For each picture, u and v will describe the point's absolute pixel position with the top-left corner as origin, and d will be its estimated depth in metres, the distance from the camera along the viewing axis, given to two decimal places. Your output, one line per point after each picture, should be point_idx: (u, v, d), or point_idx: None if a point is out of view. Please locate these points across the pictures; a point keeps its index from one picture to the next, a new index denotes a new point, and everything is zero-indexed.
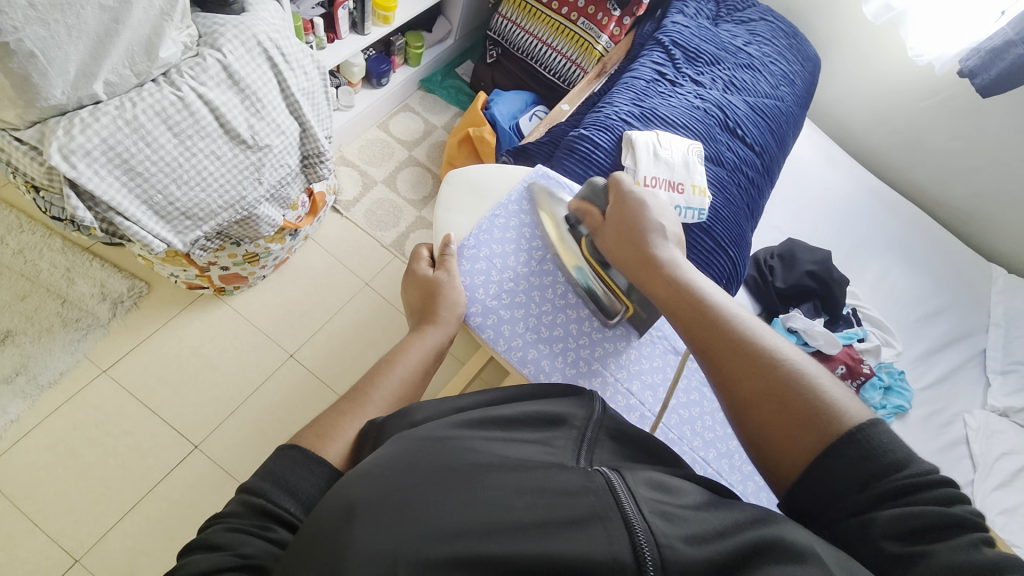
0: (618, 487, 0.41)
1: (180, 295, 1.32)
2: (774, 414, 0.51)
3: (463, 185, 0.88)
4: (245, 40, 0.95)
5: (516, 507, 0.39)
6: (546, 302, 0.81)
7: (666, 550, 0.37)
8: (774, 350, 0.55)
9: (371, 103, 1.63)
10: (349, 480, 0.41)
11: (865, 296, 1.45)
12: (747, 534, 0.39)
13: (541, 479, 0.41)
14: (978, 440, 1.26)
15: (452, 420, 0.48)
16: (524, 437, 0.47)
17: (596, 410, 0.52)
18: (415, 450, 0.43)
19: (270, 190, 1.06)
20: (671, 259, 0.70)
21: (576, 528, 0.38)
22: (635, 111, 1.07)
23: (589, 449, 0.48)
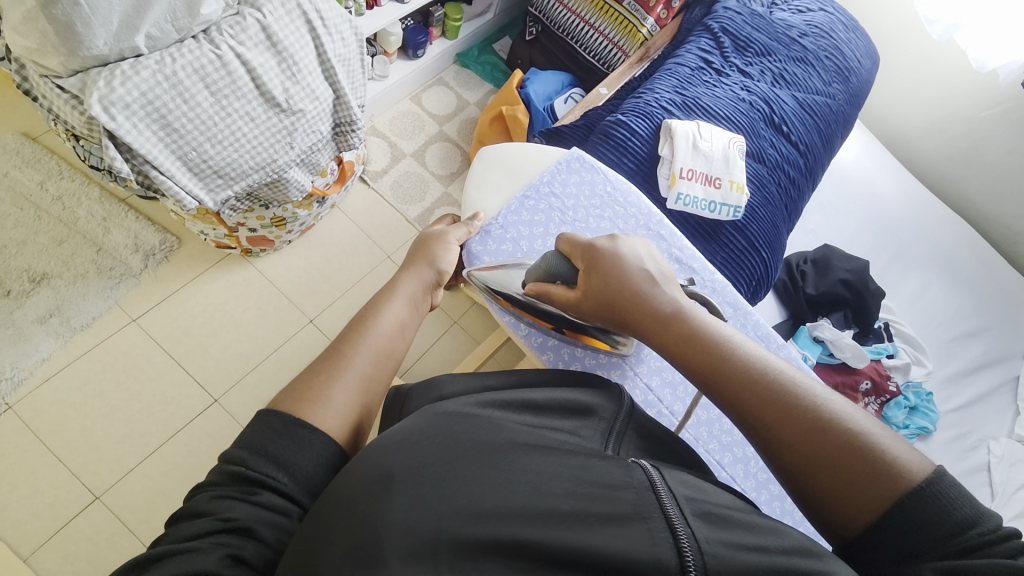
0: (659, 485, 0.38)
1: (208, 253, 1.35)
2: (831, 479, 0.46)
3: (494, 163, 0.86)
4: (286, 2, 0.94)
5: (553, 494, 0.37)
6: None
7: (710, 558, 0.34)
8: (812, 403, 0.50)
9: (405, 74, 1.61)
10: (377, 449, 0.41)
11: (900, 310, 1.39)
12: (787, 558, 0.36)
13: (579, 470, 0.39)
14: (1002, 469, 1.21)
15: (480, 399, 0.47)
16: (553, 424, 0.45)
17: (624, 405, 0.51)
18: (445, 424, 0.42)
19: (300, 156, 1.06)
20: (671, 301, 0.62)
21: (615, 523, 0.35)
22: (676, 99, 1.03)
23: (618, 441, 0.47)
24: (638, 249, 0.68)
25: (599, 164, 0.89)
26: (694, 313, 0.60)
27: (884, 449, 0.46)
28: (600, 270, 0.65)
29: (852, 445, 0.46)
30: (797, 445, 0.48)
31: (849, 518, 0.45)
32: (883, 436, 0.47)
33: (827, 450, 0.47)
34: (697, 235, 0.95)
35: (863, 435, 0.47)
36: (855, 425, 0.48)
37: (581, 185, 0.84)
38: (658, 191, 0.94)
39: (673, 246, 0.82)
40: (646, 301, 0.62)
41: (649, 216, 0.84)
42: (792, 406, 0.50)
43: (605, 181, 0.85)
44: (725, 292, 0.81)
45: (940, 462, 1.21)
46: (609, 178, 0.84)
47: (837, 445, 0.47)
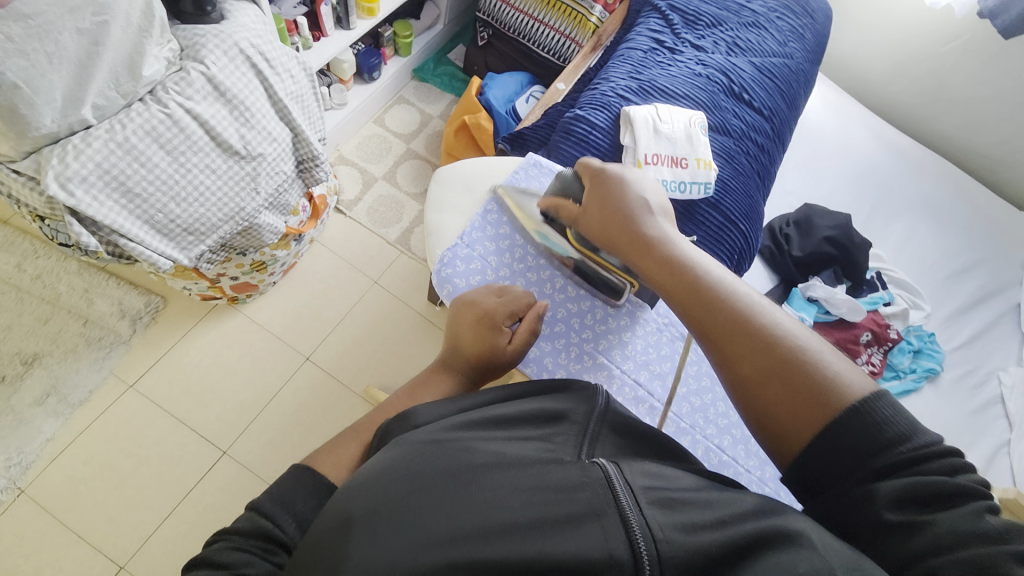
0: (614, 479, 0.38)
1: (194, 308, 1.34)
2: (779, 392, 0.49)
3: (450, 182, 0.85)
4: (228, 49, 0.93)
5: (513, 507, 0.36)
6: (544, 297, 0.77)
7: (659, 542, 0.35)
8: (774, 324, 0.52)
9: (364, 98, 1.60)
10: (344, 493, 0.40)
11: (892, 257, 1.38)
12: (748, 524, 0.36)
13: (538, 477, 0.38)
14: (1014, 398, 1.22)
15: (448, 422, 0.45)
16: (522, 434, 0.44)
17: (599, 404, 0.48)
18: (413, 455, 0.41)
19: (268, 199, 1.06)
20: (661, 235, 0.64)
21: (571, 524, 0.36)
22: (632, 85, 1.02)
23: (592, 444, 0.44)
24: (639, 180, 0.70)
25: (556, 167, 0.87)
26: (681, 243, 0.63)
27: (829, 367, 0.49)
28: (604, 196, 0.69)
29: (800, 361, 0.49)
30: (753, 358, 0.51)
31: (789, 432, 0.48)
32: (829, 352, 0.50)
33: (780, 367, 0.50)
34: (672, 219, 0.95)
35: (812, 354, 0.50)
36: (804, 343, 0.51)
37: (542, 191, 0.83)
38: None
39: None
40: (638, 225, 0.65)
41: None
42: (751, 324, 0.53)
43: None
44: None
45: (952, 402, 1.21)
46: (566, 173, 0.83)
47: (786, 358, 0.50)
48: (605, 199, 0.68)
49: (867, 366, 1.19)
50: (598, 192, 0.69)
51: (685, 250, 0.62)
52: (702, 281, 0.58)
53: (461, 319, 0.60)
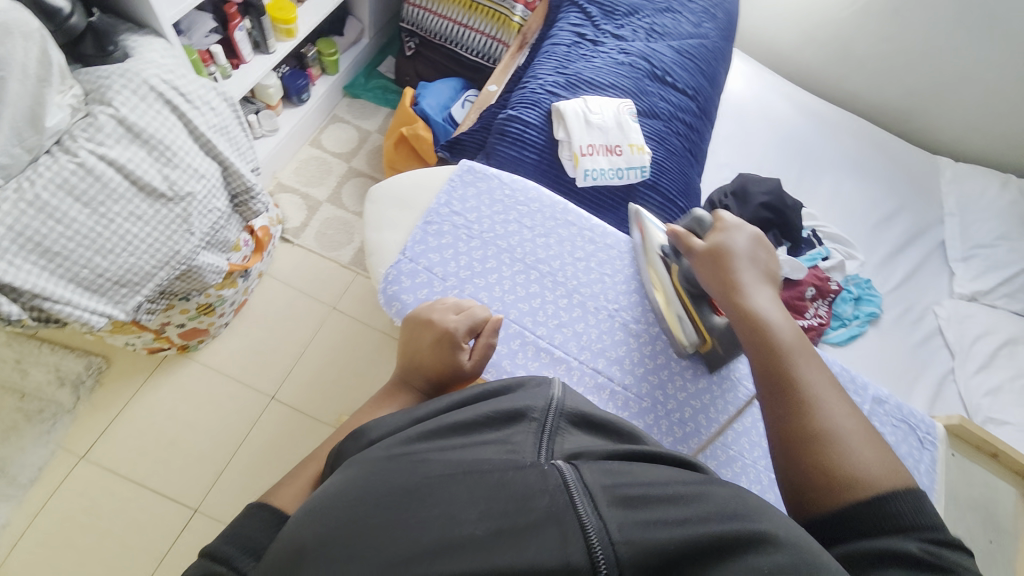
0: (576, 483, 0.36)
1: (142, 362, 1.27)
2: (812, 461, 0.51)
3: (385, 199, 0.83)
4: (137, 88, 0.89)
5: (467, 519, 0.34)
6: (495, 300, 0.76)
7: (619, 545, 0.33)
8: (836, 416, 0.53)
9: (296, 122, 1.55)
10: (297, 520, 0.38)
11: (824, 214, 1.47)
12: (711, 524, 0.35)
13: (492, 488, 0.36)
14: (950, 328, 1.33)
15: (406, 435, 0.45)
16: (481, 439, 0.43)
17: (556, 400, 0.48)
18: (366, 473, 0.39)
19: (205, 238, 1.00)
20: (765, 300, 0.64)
21: (527, 535, 0.33)
22: (560, 80, 1.04)
23: (551, 439, 0.43)
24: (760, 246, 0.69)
25: (491, 170, 0.87)
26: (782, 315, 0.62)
27: (871, 477, 0.49)
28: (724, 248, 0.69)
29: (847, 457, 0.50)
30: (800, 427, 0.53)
31: (811, 494, 0.50)
32: (866, 448, 0.51)
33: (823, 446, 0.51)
34: (614, 206, 0.98)
35: (861, 460, 0.50)
36: (850, 437, 0.51)
37: (479, 196, 0.83)
38: (567, 173, 0.96)
39: (585, 227, 0.84)
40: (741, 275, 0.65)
41: (554, 206, 0.84)
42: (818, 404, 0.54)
43: (501, 185, 0.84)
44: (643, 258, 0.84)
45: (895, 340, 1.30)
46: (502, 179, 0.84)
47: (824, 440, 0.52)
48: (723, 251, 0.68)
49: (815, 319, 1.26)
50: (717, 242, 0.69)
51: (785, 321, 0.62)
52: (784, 349, 0.59)
53: (418, 337, 0.57)
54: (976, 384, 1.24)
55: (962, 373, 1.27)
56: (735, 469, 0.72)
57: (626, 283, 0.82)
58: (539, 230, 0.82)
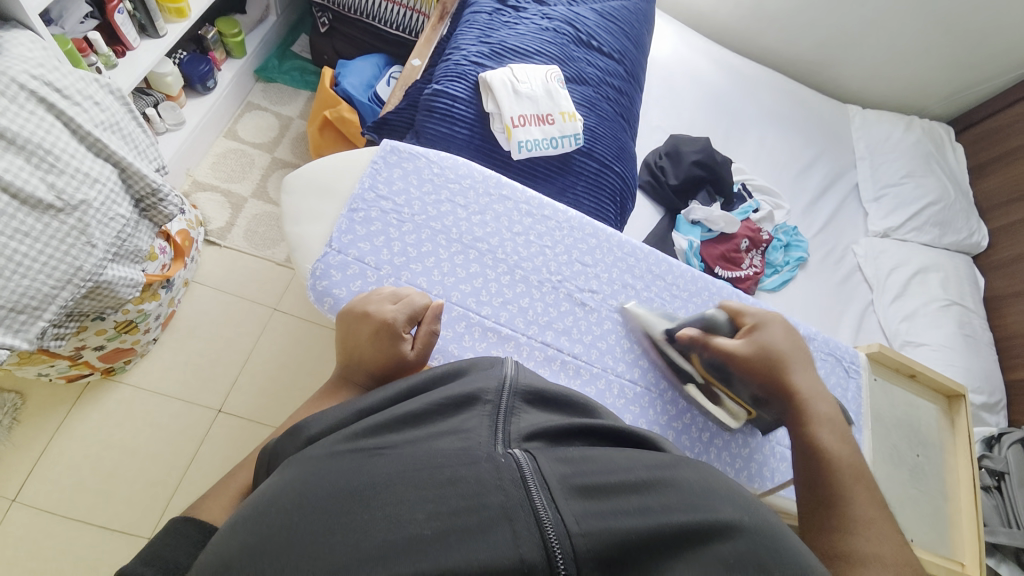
0: (533, 478, 0.36)
1: (63, 393, 1.15)
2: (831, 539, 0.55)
3: (307, 189, 0.77)
4: (0, 85, 0.77)
5: (415, 521, 0.33)
6: (434, 285, 0.74)
7: (576, 538, 0.33)
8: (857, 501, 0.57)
9: (204, 114, 1.41)
10: (231, 525, 0.36)
11: (752, 167, 1.53)
12: (674, 515, 0.35)
13: (445, 486, 0.35)
14: (868, 264, 1.45)
15: (353, 429, 0.42)
16: (435, 429, 0.42)
17: (510, 380, 0.48)
18: (309, 474, 0.37)
19: (112, 248, 0.90)
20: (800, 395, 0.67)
21: (479, 534, 0.32)
22: (484, 50, 1.01)
23: (508, 423, 0.42)
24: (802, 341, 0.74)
25: (417, 148, 0.83)
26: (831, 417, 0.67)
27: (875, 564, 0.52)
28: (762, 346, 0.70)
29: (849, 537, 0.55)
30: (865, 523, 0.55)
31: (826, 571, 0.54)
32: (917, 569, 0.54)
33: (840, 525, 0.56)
34: (551, 175, 0.97)
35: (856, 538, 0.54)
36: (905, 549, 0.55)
37: (407, 177, 0.79)
38: (500, 147, 0.94)
39: (521, 201, 0.82)
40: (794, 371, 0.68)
41: (487, 181, 0.82)
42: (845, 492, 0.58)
43: (429, 164, 0.80)
44: (582, 226, 0.84)
45: (822, 280, 1.41)
46: (431, 158, 0.80)
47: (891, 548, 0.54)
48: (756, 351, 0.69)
49: (751, 269, 1.33)
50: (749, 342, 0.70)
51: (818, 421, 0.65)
52: (840, 453, 0.62)
53: (357, 330, 0.55)
54: (893, 312, 1.37)
55: (880, 304, 1.39)
56: (677, 423, 0.77)
57: (567, 253, 0.82)
58: (474, 207, 0.80)
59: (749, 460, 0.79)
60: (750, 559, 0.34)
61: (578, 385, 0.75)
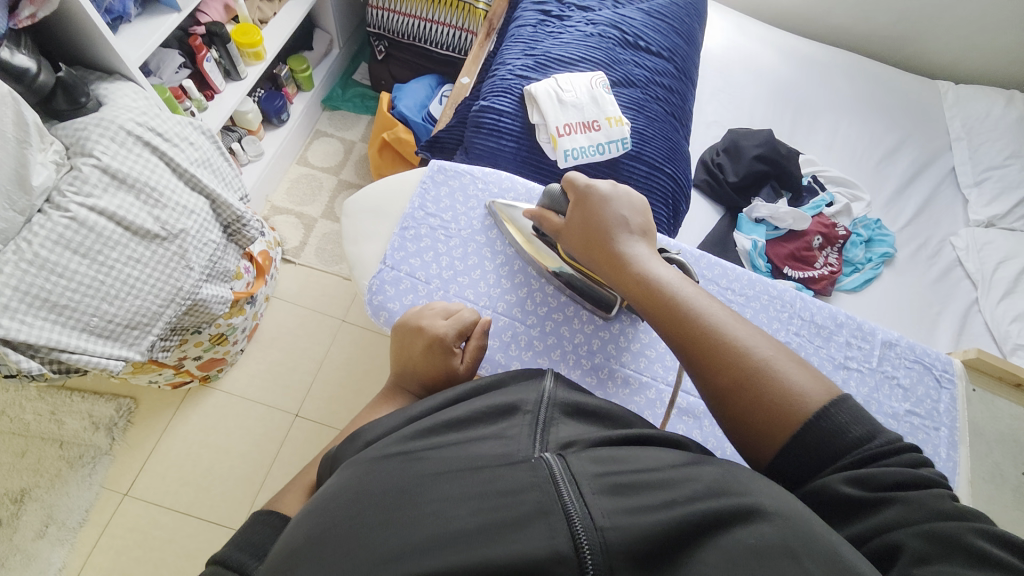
0: (564, 475, 0.37)
1: (168, 397, 1.31)
2: (749, 398, 0.50)
3: (367, 210, 0.83)
4: (115, 134, 0.90)
5: (457, 516, 0.35)
6: (482, 296, 0.76)
7: (607, 531, 0.34)
8: (731, 334, 0.54)
9: (279, 144, 1.56)
10: (298, 522, 0.39)
11: (825, 158, 1.41)
12: (698, 506, 0.35)
13: (484, 484, 0.37)
14: (970, 258, 1.28)
15: (403, 434, 0.45)
16: (477, 434, 0.43)
17: (547, 390, 0.49)
18: (363, 474, 0.40)
19: (205, 270, 1.02)
20: (639, 256, 0.64)
21: (515, 529, 0.34)
22: (529, 62, 1.02)
23: (546, 430, 0.43)
24: (626, 196, 0.70)
25: (462, 166, 0.86)
26: (666, 267, 0.63)
27: (784, 377, 0.50)
28: (587, 214, 0.69)
29: (765, 373, 0.51)
30: (715, 348, 0.53)
31: (759, 438, 0.49)
32: (792, 366, 0.51)
33: (737, 370, 0.51)
34: (599, 181, 0.96)
35: (774, 367, 0.51)
36: (773, 354, 0.52)
37: (453, 195, 0.82)
38: (547, 156, 0.95)
39: None
40: (614, 245, 0.66)
41: (529, 193, 0.83)
42: (717, 337, 0.54)
43: (474, 180, 0.83)
44: None
45: (912, 278, 1.26)
46: (477, 175, 0.83)
47: (755, 368, 0.51)
48: (589, 220, 0.68)
49: (825, 268, 1.23)
50: (582, 212, 0.69)
51: (660, 271, 0.62)
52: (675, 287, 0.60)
53: (411, 344, 0.57)
54: (1002, 312, 1.20)
55: (986, 303, 1.23)
56: None
57: None
58: (517, 220, 0.81)
59: None
60: (779, 544, 0.32)
61: (625, 395, 0.73)
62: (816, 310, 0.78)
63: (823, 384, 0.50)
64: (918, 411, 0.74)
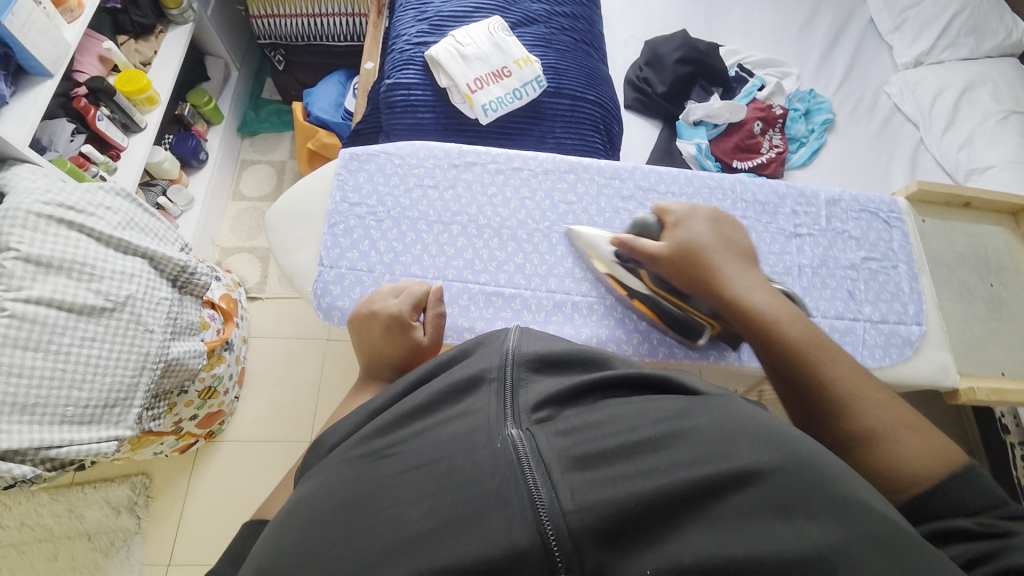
0: (531, 457, 0.35)
1: (180, 462, 1.31)
2: (879, 453, 0.48)
3: (291, 217, 0.80)
4: (24, 219, 0.85)
5: (414, 518, 0.33)
6: (428, 268, 0.75)
7: (573, 513, 0.32)
8: (859, 388, 0.52)
9: (206, 185, 1.51)
10: (264, 541, 0.37)
11: (747, 44, 1.39)
12: (681, 471, 0.34)
13: (444, 477, 0.35)
14: (906, 102, 1.29)
15: (367, 431, 0.44)
16: (443, 418, 0.42)
17: (512, 355, 0.46)
18: (329, 485, 0.39)
19: (168, 329, 0.98)
20: (753, 288, 0.62)
21: (472, 524, 0.32)
22: (423, 27, 0.98)
23: (515, 397, 0.41)
24: (726, 225, 0.69)
25: (375, 147, 0.84)
26: (757, 288, 0.62)
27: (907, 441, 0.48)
28: (689, 235, 0.67)
29: (897, 434, 0.49)
30: (845, 398, 0.52)
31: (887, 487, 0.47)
32: (916, 433, 0.49)
33: (868, 421, 0.50)
34: (525, 128, 0.94)
35: (903, 430, 0.49)
36: (901, 418, 0.50)
37: (372, 177, 0.80)
38: (467, 117, 0.93)
39: (487, 162, 0.81)
40: (725, 273, 0.63)
41: (448, 154, 0.82)
42: (848, 388, 0.52)
43: (389, 157, 0.81)
44: (556, 166, 0.82)
45: (856, 137, 1.28)
46: (390, 152, 0.81)
47: (890, 429, 0.49)
48: (686, 250, 0.66)
49: (772, 151, 1.24)
50: (678, 241, 0.67)
51: (777, 304, 0.60)
52: (794, 327, 0.58)
53: (372, 330, 0.58)
54: (949, 144, 1.21)
55: (931, 141, 1.24)
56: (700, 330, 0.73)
57: (547, 199, 0.80)
58: (443, 184, 0.80)
59: None
60: (766, 502, 0.32)
61: (595, 321, 0.75)
62: (758, 189, 0.79)
63: (942, 443, 0.48)
64: (874, 256, 0.77)
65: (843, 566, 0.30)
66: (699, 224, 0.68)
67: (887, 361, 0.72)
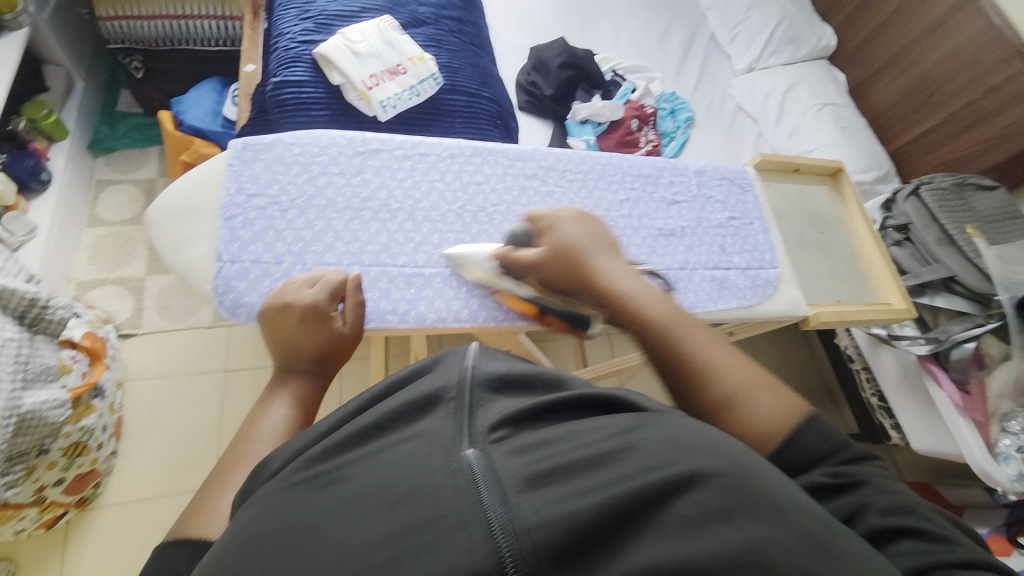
0: (484, 474, 0.30)
1: (47, 541, 1.08)
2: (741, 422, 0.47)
3: (178, 212, 0.74)
4: None
5: (365, 548, 0.28)
6: (342, 255, 0.73)
7: (529, 533, 0.27)
8: (716, 363, 0.50)
9: (54, 210, 1.28)
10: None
11: (617, 52, 1.56)
12: (645, 478, 0.30)
13: (401, 502, 0.30)
14: (745, 100, 1.54)
15: (311, 454, 0.37)
16: (396, 437, 0.36)
17: (469, 369, 0.40)
18: (268, 516, 0.32)
19: (18, 375, 0.81)
20: (625, 279, 0.60)
21: (429, 552, 0.27)
22: (308, 26, 0.96)
23: (473, 416, 0.36)
24: (592, 229, 0.67)
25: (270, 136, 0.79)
26: (633, 279, 0.60)
27: (755, 398, 0.48)
28: (566, 238, 0.64)
29: (747, 396, 0.48)
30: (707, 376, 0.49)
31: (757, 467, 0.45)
32: (760, 387, 0.49)
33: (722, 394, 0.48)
34: (426, 124, 0.96)
35: (751, 391, 0.48)
36: (746, 379, 0.49)
37: (270, 166, 0.76)
38: (364, 114, 0.92)
39: (393, 148, 0.81)
40: (600, 268, 0.61)
41: (352, 142, 0.80)
42: (705, 367, 0.50)
43: (286, 146, 0.77)
44: (460, 149, 0.84)
45: (713, 131, 1.49)
46: (286, 140, 0.77)
47: (735, 393, 0.48)
48: (559, 254, 0.64)
49: (648, 145, 1.40)
50: (552, 248, 0.64)
51: (646, 294, 0.58)
52: (658, 310, 0.56)
53: (288, 319, 0.56)
54: (781, 133, 1.47)
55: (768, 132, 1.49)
56: None
57: (456, 180, 0.82)
58: (349, 171, 0.78)
59: (685, 293, 0.83)
60: (717, 507, 0.28)
61: None
62: (640, 164, 0.91)
63: (787, 394, 0.50)
64: (735, 215, 0.93)
65: (785, 569, 0.27)
66: (565, 221, 0.66)
67: (754, 300, 0.86)
